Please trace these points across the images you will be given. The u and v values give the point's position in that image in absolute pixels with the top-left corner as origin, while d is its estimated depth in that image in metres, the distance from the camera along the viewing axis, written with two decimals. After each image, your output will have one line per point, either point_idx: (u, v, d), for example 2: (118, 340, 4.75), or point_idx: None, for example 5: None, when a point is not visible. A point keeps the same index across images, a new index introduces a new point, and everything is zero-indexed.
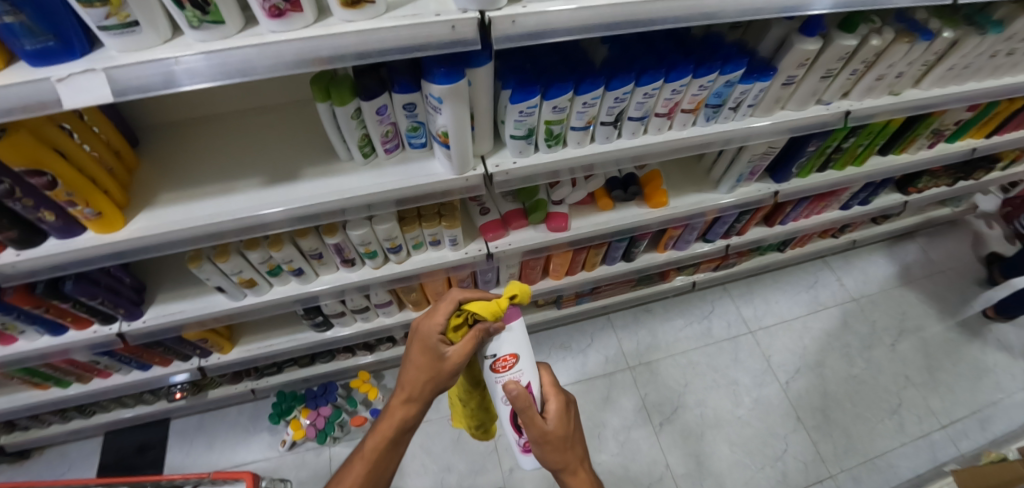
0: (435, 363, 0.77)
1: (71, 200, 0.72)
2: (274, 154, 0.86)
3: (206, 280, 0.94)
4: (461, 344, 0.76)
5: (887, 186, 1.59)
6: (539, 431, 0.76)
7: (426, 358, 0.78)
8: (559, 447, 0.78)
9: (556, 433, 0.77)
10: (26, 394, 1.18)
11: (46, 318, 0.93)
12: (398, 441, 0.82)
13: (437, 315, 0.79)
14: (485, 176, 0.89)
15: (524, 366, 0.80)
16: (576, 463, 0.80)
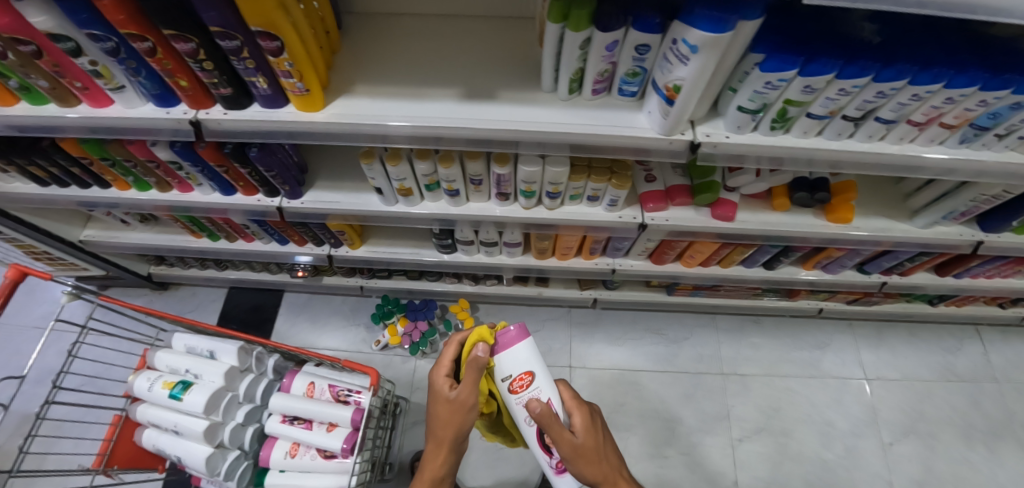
0: (450, 408, 0.81)
1: (288, 72, 0.70)
2: (472, 66, 0.81)
3: (371, 179, 0.94)
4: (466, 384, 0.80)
5: None
6: (571, 446, 0.79)
7: (445, 403, 0.82)
8: (593, 459, 0.81)
9: (586, 444, 0.81)
10: (182, 237, 1.31)
11: (223, 178, 0.99)
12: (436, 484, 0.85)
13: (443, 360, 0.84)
14: (689, 143, 0.79)
15: (542, 383, 0.83)
16: (613, 471, 0.83)
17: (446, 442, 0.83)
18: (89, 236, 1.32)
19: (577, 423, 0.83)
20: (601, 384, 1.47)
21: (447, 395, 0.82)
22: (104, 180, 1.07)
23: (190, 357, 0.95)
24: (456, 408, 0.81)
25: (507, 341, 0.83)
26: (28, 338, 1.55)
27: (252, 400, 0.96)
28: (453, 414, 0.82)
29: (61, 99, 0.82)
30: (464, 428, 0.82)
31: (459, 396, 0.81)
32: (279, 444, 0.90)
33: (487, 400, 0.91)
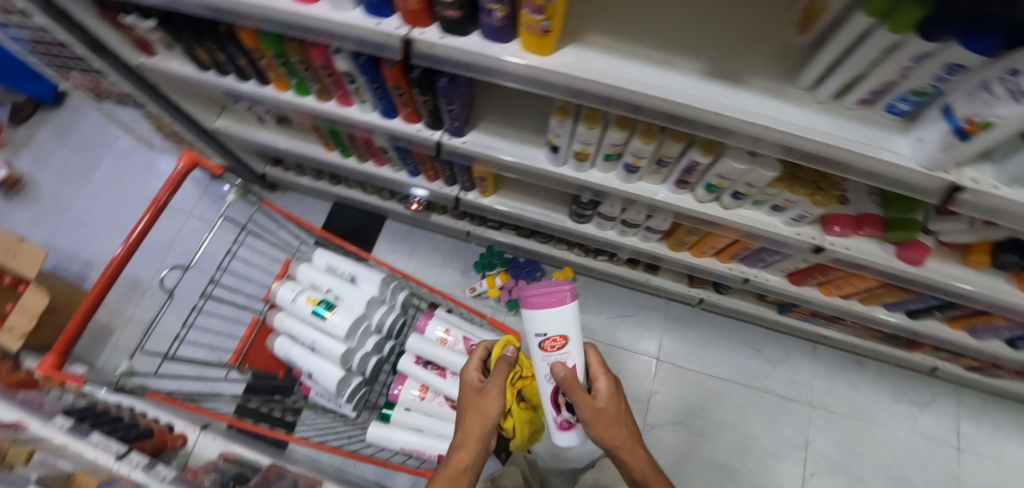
0: (478, 399, 0.75)
1: (538, 7, 0.61)
2: (722, 42, 0.72)
3: (552, 135, 0.87)
4: (495, 376, 0.76)
5: None
6: (591, 409, 0.76)
7: (472, 396, 0.77)
8: (612, 425, 0.78)
9: (607, 411, 0.78)
10: (312, 146, 1.28)
11: (392, 100, 0.94)
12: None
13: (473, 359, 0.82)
14: (945, 186, 0.68)
15: (573, 348, 0.77)
16: (630, 440, 0.80)
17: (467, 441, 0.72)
18: (222, 126, 1.31)
19: (603, 388, 0.79)
20: (683, 384, 1.44)
21: (474, 386, 0.78)
22: (264, 76, 1.04)
23: (332, 277, 0.95)
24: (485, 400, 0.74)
25: (552, 292, 0.73)
26: (143, 209, 1.61)
27: (379, 332, 0.96)
28: (478, 405, 0.75)
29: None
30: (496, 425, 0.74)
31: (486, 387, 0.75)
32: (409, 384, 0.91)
33: (512, 408, 0.82)
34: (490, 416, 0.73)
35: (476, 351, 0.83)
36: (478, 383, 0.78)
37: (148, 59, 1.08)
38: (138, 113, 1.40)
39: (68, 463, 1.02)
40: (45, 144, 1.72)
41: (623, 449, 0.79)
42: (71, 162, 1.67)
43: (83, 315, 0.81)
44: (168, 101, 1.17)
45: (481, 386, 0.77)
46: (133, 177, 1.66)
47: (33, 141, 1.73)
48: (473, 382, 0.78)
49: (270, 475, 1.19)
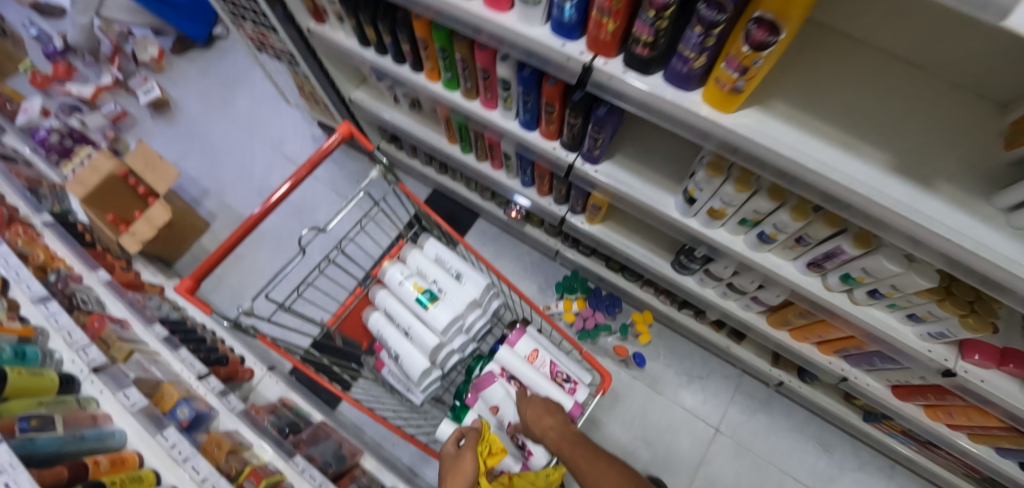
0: (455, 465, 0.78)
1: (743, 67, 0.60)
2: (915, 138, 0.67)
3: (692, 187, 0.87)
4: (468, 444, 0.81)
5: None
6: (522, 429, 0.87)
7: (451, 471, 0.79)
8: (539, 423, 0.85)
9: (532, 417, 0.86)
10: (435, 134, 1.33)
11: (539, 114, 0.96)
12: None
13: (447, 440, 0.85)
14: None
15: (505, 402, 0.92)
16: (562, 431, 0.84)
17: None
18: (357, 97, 1.38)
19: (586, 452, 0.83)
20: (741, 461, 1.38)
21: (450, 458, 0.80)
22: (419, 64, 1.08)
23: (439, 270, 0.95)
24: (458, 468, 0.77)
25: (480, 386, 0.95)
26: (263, 154, 1.73)
27: (467, 334, 0.97)
28: (456, 472, 0.78)
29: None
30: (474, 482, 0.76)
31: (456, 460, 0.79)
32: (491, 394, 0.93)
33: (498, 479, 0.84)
34: (467, 475, 0.76)
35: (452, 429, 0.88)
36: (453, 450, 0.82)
37: (316, 25, 1.14)
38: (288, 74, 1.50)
39: (159, 371, 1.02)
40: (193, 75, 1.91)
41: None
42: (214, 94, 1.86)
43: (224, 250, 0.79)
44: (321, 65, 1.25)
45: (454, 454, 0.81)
46: (260, 121, 1.79)
47: (184, 70, 1.92)
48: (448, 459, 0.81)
49: (320, 432, 1.19)
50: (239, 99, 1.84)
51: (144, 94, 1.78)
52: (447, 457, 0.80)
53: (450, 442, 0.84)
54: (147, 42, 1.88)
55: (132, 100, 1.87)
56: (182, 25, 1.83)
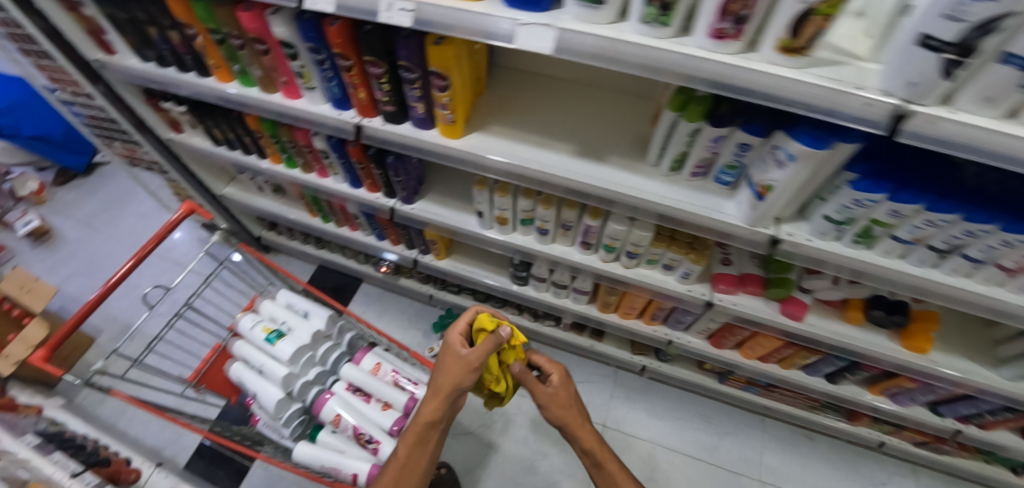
0: (457, 364, 0.87)
1: (444, 105, 0.88)
2: (591, 131, 0.94)
3: (476, 203, 1.09)
4: (476, 349, 0.88)
5: None
6: (542, 394, 0.94)
7: (447, 363, 0.89)
8: (563, 405, 0.94)
9: (556, 394, 0.94)
10: (300, 212, 1.53)
11: (356, 172, 1.19)
12: (422, 446, 0.88)
13: (462, 321, 0.94)
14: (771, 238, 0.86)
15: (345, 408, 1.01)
16: (580, 419, 0.94)
17: (447, 395, 0.87)
18: (228, 192, 1.58)
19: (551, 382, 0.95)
20: (631, 451, 1.47)
21: (455, 350, 0.88)
22: (262, 151, 1.31)
23: (288, 312, 1.11)
24: (464, 364, 0.87)
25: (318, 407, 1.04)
26: (154, 264, 1.85)
27: (323, 364, 1.10)
28: (456, 365, 0.87)
29: (266, 85, 1.05)
30: (464, 387, 0.87)
31: (466, 354, 0.87)
32: (328, 408, 1.01)
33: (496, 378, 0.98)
34: (461, 383, 0.86)
35: (461, 320, 0.94)
36: (458, 346, 0.89)
37: (175, 134, 1.37)
38: (161, 179, 1.71)
39: (26, 473, 1.04)
40: (80, 204, 2.04)
41: (573, 425, 0.93)
42: (103, 218, 1.99)
43: (74, 321, 0.91)
44: (186, 168, 1.46)
45: (464, 351, 0.88)
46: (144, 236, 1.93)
47: (70, 201, 2.06)
48: (449, 347, 0.90)
49: None
50: (128, 218, 1.98)
51: (22, 226, 1.89)
52: (460, 352, 0.88)
53: (458, 332, 0.92)
54: (26, 178, 2.01)
55: (10, 234, 1.95)
56: (61, 158, 2.04)
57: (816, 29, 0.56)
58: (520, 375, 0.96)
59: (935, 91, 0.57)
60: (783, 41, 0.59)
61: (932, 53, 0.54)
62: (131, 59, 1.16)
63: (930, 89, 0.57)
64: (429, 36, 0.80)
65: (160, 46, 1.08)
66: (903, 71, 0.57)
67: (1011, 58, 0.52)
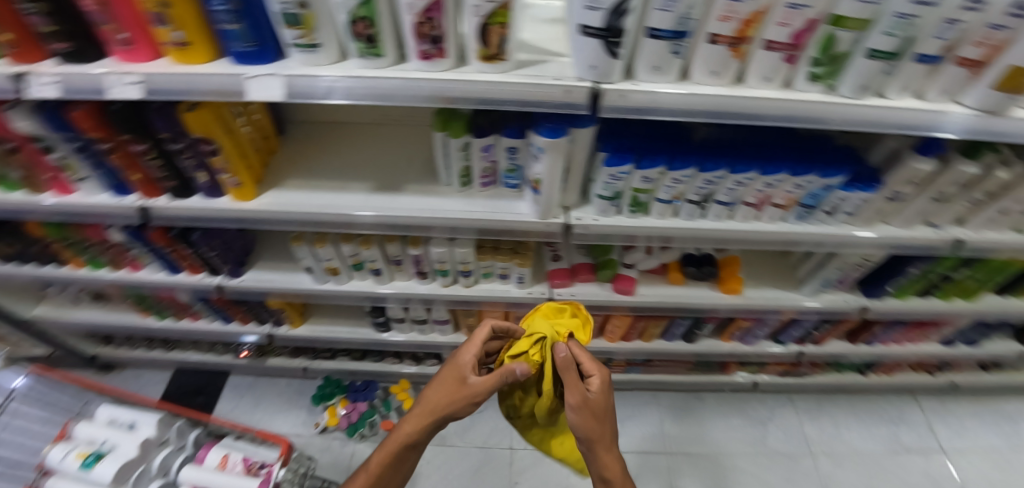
0: (459, 389, 0.84)
1: (222, 168, 0.87)
2: (387, 165, 0.98)
3: (301, 259, 1.07)
4: (485, 379, 0.83)
5: (998, 331, 1.49)
6: (578, 398, 0.80)
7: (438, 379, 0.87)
8: (597, 416, 0.81)
9: (594, 402, 0.82)
10: (131, 315, 1.38)
11: (169, 258, 1.10)
12: (400, 462, 0.88)
13: (479, 336, 0.89)
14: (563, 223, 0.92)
15: None
16: (609, 440, 0.82)
17: (434, 420, 0.84)
18: (38, 313, 1.37)
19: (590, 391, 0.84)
20: (543, 464, 1.47)
21: (459, 375, 0.85)
22: (58, 259, 1.17)
23: (110, 428, 0.98)
24: (466, 395, 0.83)
25: None
26: None
27: (164, 475, 0.99)
28: (447, 386, 0.85)
29: (33, 185, 0.95)
30: (459, 413, 0.84)
31: (473, 381, 0.84)
32: None
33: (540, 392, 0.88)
34: (459, 409, 0.83)
35: (480, 331, 0.90)
36: (468, 374, 0.85)
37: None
38: None
39: None
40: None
41: (600, 442, 0.81)
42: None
43: None
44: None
45: (474, 378, 0.84)
46: None
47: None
48: (454, 375, 0.86)
49: None
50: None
51: None
52: (466, 378, 0.85)
53: (473, 354, 0.87)
54: None
55: None
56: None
57: (500, 36, 0.63)
58: (563, 369, 0.82)
59: (614, 69, 0.66)
60: (482, 51, 0.65)
61: (594, 38, 0.63)
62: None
63: (608, 68, 0.66)
64: (180, 105, 0.78)
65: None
66: (584, 58, 0.65)
67: (652, 31, 0.64)
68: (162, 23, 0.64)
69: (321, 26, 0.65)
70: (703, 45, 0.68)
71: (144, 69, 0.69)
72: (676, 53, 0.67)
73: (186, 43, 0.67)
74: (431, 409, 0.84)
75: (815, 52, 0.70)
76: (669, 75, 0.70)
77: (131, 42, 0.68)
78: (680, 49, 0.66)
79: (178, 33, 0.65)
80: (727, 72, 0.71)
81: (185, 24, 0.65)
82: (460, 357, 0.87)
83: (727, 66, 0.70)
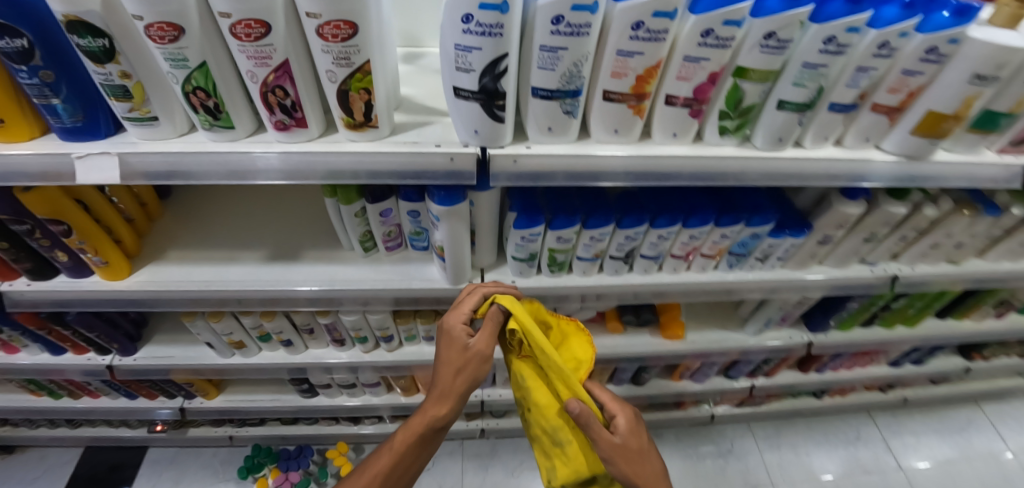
0: (463, 356, 0.72)
1: (82, 248, 0.75)
2: (286, 230, 0.90)
3: (197, 334, 0.95)
4: (485, 333, 0.71)
5: (943, 349, 1.49)
6: (609, 444, 0.65)
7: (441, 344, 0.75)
8: (633, 460, 0.67)
9: (627, 446, 0.67)
10: (17, 396, 1.20)
11: (48, 339, 0.96)
12: (427, 440, 0.80)
13: (465, 304, 0.73)
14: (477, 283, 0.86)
15: None
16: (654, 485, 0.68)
17: (454, 391, 0.75)
18: None
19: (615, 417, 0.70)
20: None
21: (454, 338, 0.72)
22: None
23: None
24: (473, 357, 0.71)
25: None
26: None
27: None
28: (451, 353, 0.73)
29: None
30: (475, 377, 0.73)
31: (471, 343, 0.71)
32: None
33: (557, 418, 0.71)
34: (473, 375, 0.73)
35: (466, 297, 0.74)
36: (463, 338, 0.71)
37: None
38: None
39: None
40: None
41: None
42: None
43: None
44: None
45: (473, 342, 0.71)
46: None
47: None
48: (450, 340, 0.73)
49: None
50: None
51: None
52: (462, 340, 0.72)
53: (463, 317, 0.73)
54: None
55: None
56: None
57: (364, 103, 0.55)
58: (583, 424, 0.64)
59: (501, 132, 0.59)
60: (345, 119, 0.57)
61: (469, 102, 0.55)
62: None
63: (495, 133, 0.59)
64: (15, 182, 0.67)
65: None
66: (465, 122, 0.58)
67: (537, 91, 0.57)
68: None
69: (155, 97, 0.56)
70: (598, 102, 0.61)
71: None
72: (570, 113, 0.60)
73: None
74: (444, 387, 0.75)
75: (722, 104, 0.64)
76: (565, 137, 0.63)
77: None
78: (574, 109, 0.59)
79: None
80: (631, 130, 0.64)
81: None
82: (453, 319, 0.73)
83: (630, 124, 0.63)
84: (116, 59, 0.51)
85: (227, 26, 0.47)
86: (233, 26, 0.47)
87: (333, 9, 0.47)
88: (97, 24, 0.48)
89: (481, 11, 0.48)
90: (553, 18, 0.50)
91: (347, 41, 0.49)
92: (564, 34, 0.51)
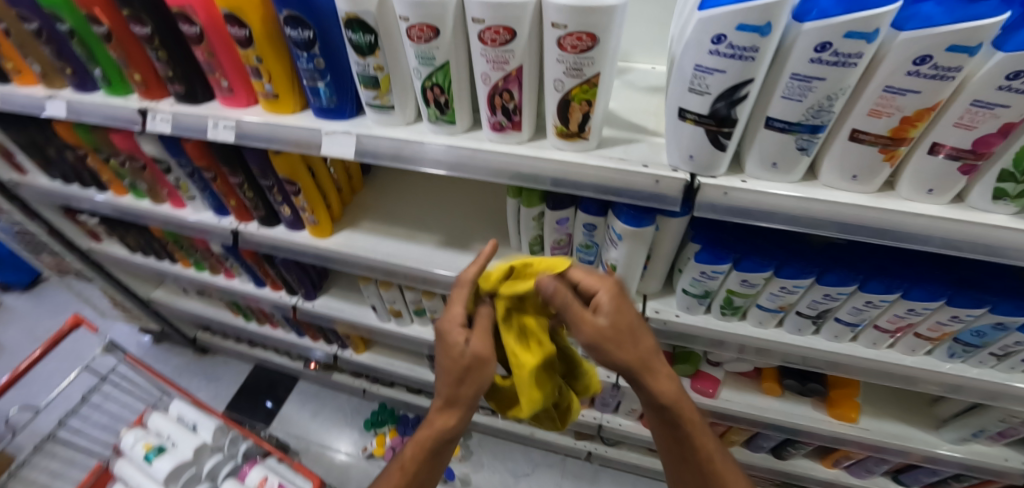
0: (457, 362, 0.65)
1: (303, 207, 0.87)
2: (460, 219, 0.96)
3: (367, 297, 1.07)
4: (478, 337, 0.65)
5: None
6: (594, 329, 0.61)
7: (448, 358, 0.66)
8: (625, 344, 0.62)
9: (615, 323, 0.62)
10: (223, 312, 1.48)
11: (256, 273, 1.15)
12: (437, 454, 0.73)
13: (459, 309, 0.66)
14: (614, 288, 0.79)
15: None
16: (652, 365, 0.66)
17: (460, 399, 0.68)
18: (157, 295, 1.53)
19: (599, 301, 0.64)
20: None
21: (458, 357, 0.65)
22: (173, 256, 1.26)
23: (177, 425, 1.06)
24: (466, 361, 0.65)
25: None
26: None
27: (210, 481, 1.04)
28: (466, 369, 0.65)
29: (154, 197, 1.02)
30: (479, 388, 0.67)
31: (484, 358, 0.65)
32: None
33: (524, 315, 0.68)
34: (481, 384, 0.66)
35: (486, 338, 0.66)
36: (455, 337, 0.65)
37: (95, 244, 1.32)
38: (87, 290, 1.63)
39: None
40: (18, 308, 1.92)
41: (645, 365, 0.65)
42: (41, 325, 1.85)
43: None
44: (111, 275, 1.40)
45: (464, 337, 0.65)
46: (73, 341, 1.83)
47: (12, 309, 1.91)
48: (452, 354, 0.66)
49: None
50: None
51: None
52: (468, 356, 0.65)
53: (461, 312, 0.67)
54: None
55: None
56: None
57: (582, 114, 0.55)
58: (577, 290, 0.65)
59: (719, 161, 0.55)
60: (559, 128, 0.58)
61: (694, 126, 0.52)
62: (41, 177, 1.11)
63: (713, 160, 0.55)
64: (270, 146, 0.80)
65: (60, 165, 1.03)
66: (682, 146, 0.55)
67: (771, 121, 0.51)
68: (257, 75, 0.67)
69: (397, 88, 0.62)
70: (840, 142, 0.53)
71: (237, 114, 0.72)
72: (804, 150, 0.53)
73: (275, 94, 0.69)
74: (449, 392, 0.68)
75: (1007, 163, 0.50)
76: (791, 175, 0.56)
77: (229, 90, 0.72)
78: (811, 145, 0.52)
79: (269, 85, 0.68)
80: (873, 177, 0.55)
81: (276, 77, 0.67)
82: (452, 339, 0.66)
83: (875, 171, 0.54)
84: (375, 53, 0.58)
85: (478, 31, 0.51)
86: (483, 31, 0.50)
87: (580, 22, 0.47)
88: (369, 23, 0.55)
89: (737, 32, 0.44)
90: (816, 46, 0.44)
91: (585, 53, 0.49)
92: (825, 63, 0.45)
